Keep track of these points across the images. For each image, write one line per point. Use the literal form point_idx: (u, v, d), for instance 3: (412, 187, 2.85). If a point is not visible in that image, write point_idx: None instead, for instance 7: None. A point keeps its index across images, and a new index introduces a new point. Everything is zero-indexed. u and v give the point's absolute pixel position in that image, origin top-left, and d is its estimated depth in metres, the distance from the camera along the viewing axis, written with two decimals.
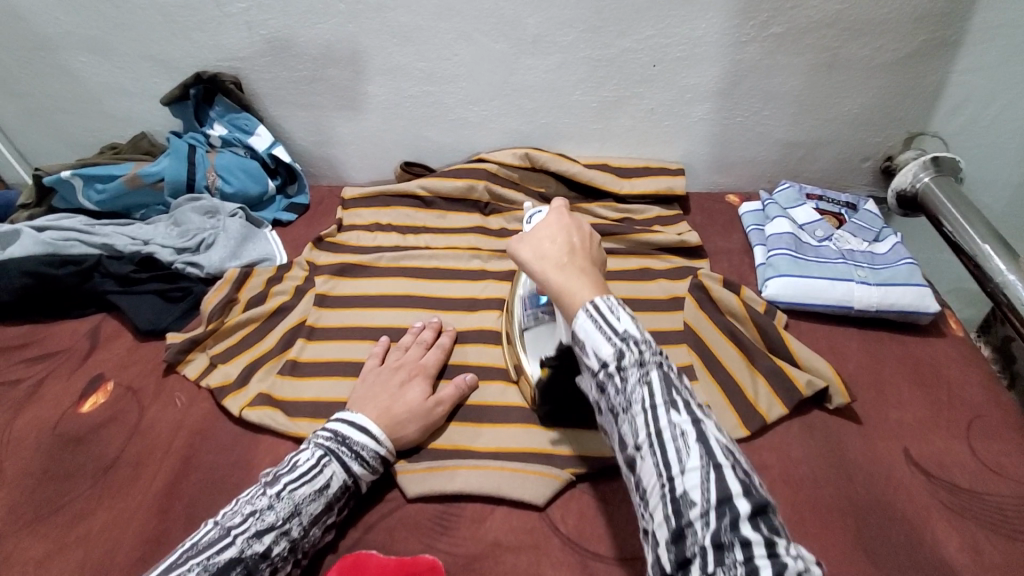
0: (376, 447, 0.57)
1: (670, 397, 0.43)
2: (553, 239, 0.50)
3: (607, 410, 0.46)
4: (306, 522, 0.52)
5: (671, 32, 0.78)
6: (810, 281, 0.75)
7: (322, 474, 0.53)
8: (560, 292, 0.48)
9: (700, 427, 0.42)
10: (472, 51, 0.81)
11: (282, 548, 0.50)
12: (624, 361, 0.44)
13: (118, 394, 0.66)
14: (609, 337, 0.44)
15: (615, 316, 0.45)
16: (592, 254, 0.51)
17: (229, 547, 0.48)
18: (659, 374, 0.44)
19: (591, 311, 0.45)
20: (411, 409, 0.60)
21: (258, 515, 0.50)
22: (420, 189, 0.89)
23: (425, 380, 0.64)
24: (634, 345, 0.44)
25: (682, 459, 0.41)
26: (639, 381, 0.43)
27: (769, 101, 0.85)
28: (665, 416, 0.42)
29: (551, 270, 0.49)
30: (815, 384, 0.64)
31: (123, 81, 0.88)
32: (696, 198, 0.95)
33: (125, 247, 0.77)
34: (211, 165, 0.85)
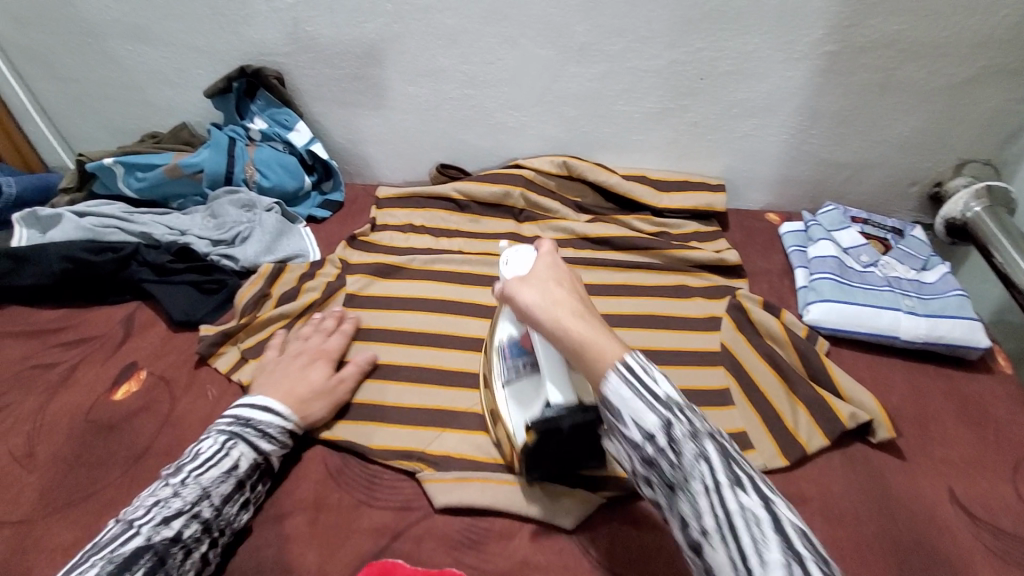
0: (282, 422, 0.57)
1: (733, 474, 0.41)
2: (551, 286, 0.51)
3: (658, 486, 0.44)
4: (216, 502, 0.52)
5: (721, 46, 0.77)
6: (855, 308, 0.72)
7: (228, 456, 0.54)
8: (578, 338, 0.47)
9: (772, 510, 0.40)
10: (517, 56, 0.80)
11: (193, 530, 0.50)
12: (677, 434, 0.42)
13: (150, 382, 0.66)
14: (651, 406, 0.43)
15: (652, 377, 0.44)
16: (581, 292, 0.52)
17: (134, 537, 0.48)
18: (716, 446, 0.42)
19: (621, 371, 0.44)
20: (313, 388, 0.61)
21: (162, 503, 0.50)
22: (455, 192, 0.88)
23: (329, 362, 0.64)
24: (677, 411, 0.43)
25: (758, 546, 0.38)
26: (694, 454, 0.41)
27: (816, 120, 0.83)
28: (732, 496, 0.40)
29: (562, 317, 0.49)
30: (858, 417, 0.62)
31: (168, 71, 0.88)
32: (735, 214, 0.93)
33: (163, 236, 0.77)
34: (250, 158, 0.85)
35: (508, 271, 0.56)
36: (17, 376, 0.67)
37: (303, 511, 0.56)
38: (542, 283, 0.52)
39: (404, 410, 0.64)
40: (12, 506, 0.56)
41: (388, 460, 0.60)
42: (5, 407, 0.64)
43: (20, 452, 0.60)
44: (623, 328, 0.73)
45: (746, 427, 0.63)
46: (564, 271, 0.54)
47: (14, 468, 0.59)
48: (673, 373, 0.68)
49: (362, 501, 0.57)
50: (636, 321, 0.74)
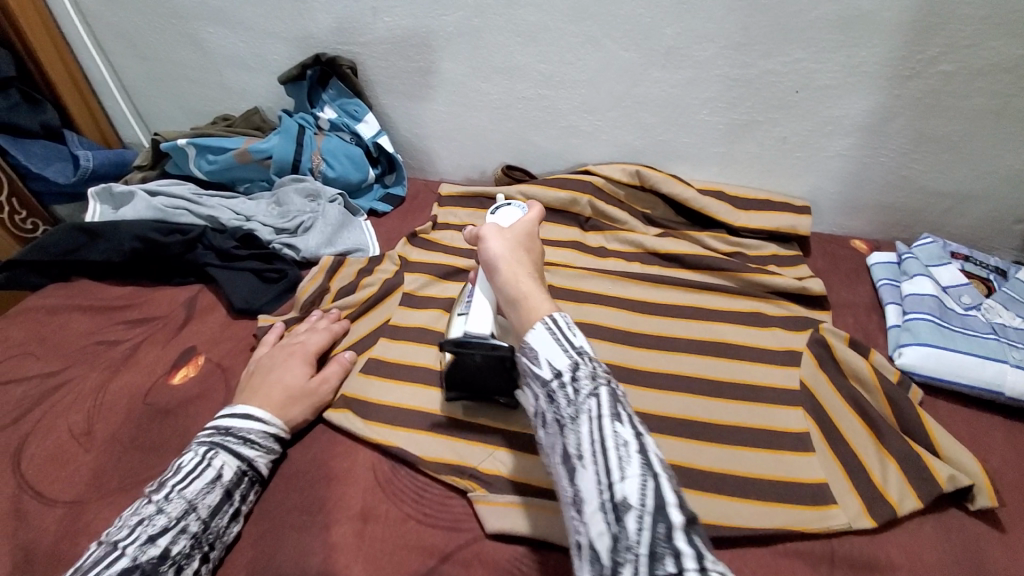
0: (264, 428, 0.56)
1: (617, 410, 0.42)
2: (519, 246, 0.54)
3: (553, 422, 0.45)
4: (204, 515, 0.50)
5: (824, 58, 0.70)
6: (952, 355, 0.65)
7: (210, 467, 0.52)
8: (522, 292, 0.50)
9: (643, 440, 0.41)
10: (597, 58, 0.76)
11: (183, 545, 0.48)
12: (576, 370, 0.44)
13: (208, 369, 0.66)
14: (564, 349, 0.45)
15: (570, 331, 0.46)
16: (537, 254, 0.55)
17: (119, 558, 0.46)
18: (609, 388, 0.43)
19: (548, 323, 0.46)
20: (288, 391, 0.60)
21: (147, 521, 0.48)
22: (520, 195, 0.84)
23: (305, 361, 0.63)
24: (588, 359, 0.44)
25: (621, 466, 0.39)
26: (587, 391, 0.43)
27: (923, 144, 0.75)
28: (610, 425, 0.41)
29: (516, 273, 0.51)
30: (959, 480, 0.56)
31: (245, 55, 0.88)
32: (816, 238, 0.87)
33: (229, 222, 0.78)
34: (318, 147, 0.84)
35: (492, 221, 0.60)
36: (83, 351, 0.68)
37: (350, 519, 0.54)
38: (511, 241, 0.54)
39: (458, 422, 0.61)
40: (69, 485, 0.56)
41: (438, 474, 0.57)
42: (68, 382, 0.65)
43: (79, 430, 0.60)
44: (691, 354, 0.68)
45: (827, 478, 0.57)
46: (535, 240, 0.56)
47: (72, 446, 0.59)
48: (745, 410, 0.63)
49: (411, 515, 0.55)
50: (706, 348, 0.69)
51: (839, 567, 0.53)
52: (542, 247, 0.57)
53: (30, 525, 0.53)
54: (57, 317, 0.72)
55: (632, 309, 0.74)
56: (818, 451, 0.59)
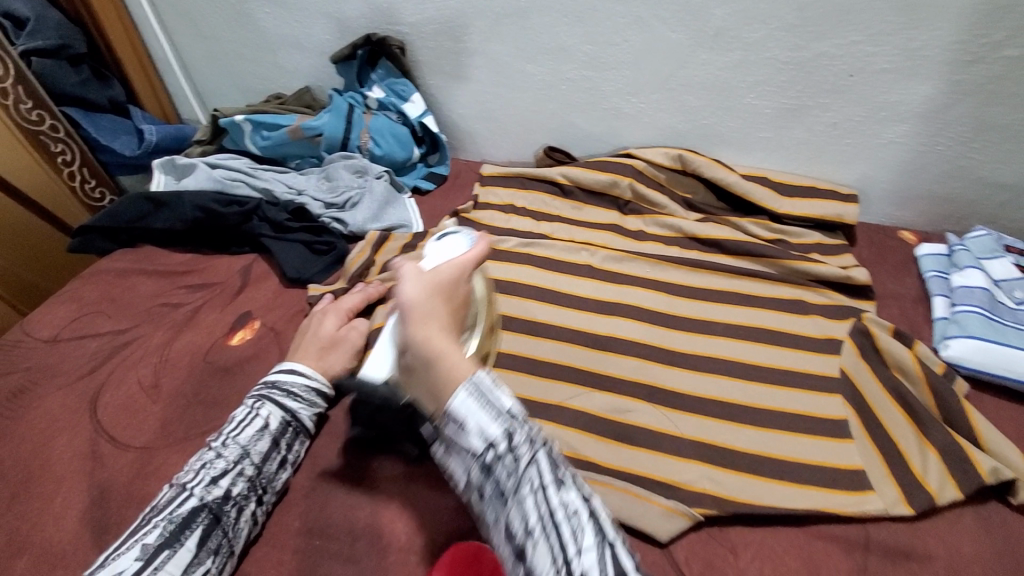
0: (307, 382, 0.60)
1: (560, 476, 0.40)
2: (437, 294, 0.47)
3: (489, 491, 0.40)
4: (257, 460, 0.54)
5: (882, 40, 0.69)
6: (1004, 349, 0.64)
7: (258, 416, 0.56)
8: (435, 350, 0.43)
9: (588, 503, 0.40)
10: (645, 39, 0.76)
11: (242, 487, 0.52)
12: (512, 438, 0.40)
13: (262, 332, 0.70)
14: (495, 414, 0.40)
15: (496, 395, 0.41)
16: (464, 307, 0.50)
17: (188, 499, 0.50)
18: (547, 452, 0.41)
19: (472, 387, 0.41)
20: (319, 338, 0.63)
21: (208, 465, 0.52)
22: (562, 176, 0.86)
23: (339, 311, 0.66)
24: (520, 421, 0.41)
25: (577, 539, 0.38)
26: (528, 457, 0.39)
27: (983, 133, 0.73)
28: (556, 495, 0.39)
29: (431, 325, 0.45)
30: (1000, 473, 0.55)
31: (299, 35, 0.91)
32: (863, 228, 0.85)
33: (282, 195, 0.81)
34: (366, 126, 0.86)
35: (430, 252, 0.57)
36: (150, 312, 0.73)
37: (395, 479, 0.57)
38: (431, 281, 0.47)
39: None
40: (139, 431, 0.61)
41: None
42: (135, 339, 0.70)
43: (147, 383, 0.65)
44: (729, 338, 0.69)
45: (865, 466, 0.57)
46: (461, 283, 0.49)
47: (142, 397, 0.63)
48: (782, 394, 0.63)
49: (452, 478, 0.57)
50: (744, 333, 0.69)
51: (875, 552, 0.53)
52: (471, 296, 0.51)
53: (105, 466, 0.58)
54: (125, 280, 0.77)
55: (671, 292, 0.74)
56: (856, 438, 0.59)
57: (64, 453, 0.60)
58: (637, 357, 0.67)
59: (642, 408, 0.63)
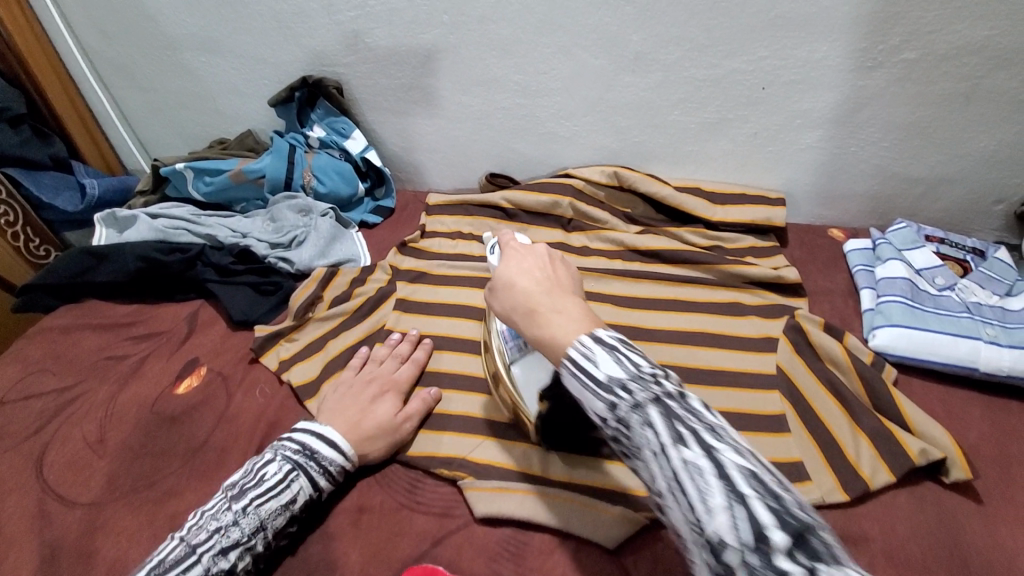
0: (342, 462, 0.57)
1: (676, 430, 0.35)
2: (530, 274, 0.47)
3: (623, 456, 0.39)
4: (270, 535, 0.53)
5: (786, 54, 0.73)
6: (926, 335, 0.67)
7: (289, 489, 0.54)
8: (532, 295, 0.44)
9: (716, 457, 0.33)
10: (570, 66, 0.79)
11: (246, 563, 0.51)
12: (618, 411, 0.37)
13: (210, 378, 0.70)
14: (597, 390, 0.38)
15: (592, 362, 0.38)
16: (563, 279, 0.47)
17: (194, 565, 0.48)
18: (660, 406, 0.36)
19: (569, 366, 0.39)
20: (378, 422, 0.61)
21: (224, 531, 0.51)
22: (505, 201, 0.88)
23: (397, 394, 0.64)
24: (625, 387, 0.37)
25: (704, 501, 0.32)
26: (639, 422, 0.36)
27: (891, 132, 0.77)
28: (673, 454, 0.34)
29: (524, 272, 0.46)
30: (930, 454, 0.58)
31: (238, 81, 0.93)
32: (794, 229, 0.89)
33: (226, 238, 0.82)
34: (308, 165, 0.88)
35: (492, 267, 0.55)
36: (94, 366, 0.72)
37: (349, 511, 0.59)
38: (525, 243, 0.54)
39: (444, 418, 0.65)
40: (85, 488, 0.60)
41: (432, 467, 0.61)
42: (81, 395, 0.69)
43: (93, 439, 0.64)
44: (672, 345, 0.71)
45: (802, 457, 0.60)
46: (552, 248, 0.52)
47: (88, 453, 0.63)
48: (722, 395, 0.65)
49: (405, 505, 0.59)
50: (685, 338, 0.72)
51: None
52: (569, 271, 0.49)
53: (50, 526, 0.57)
54: (70, 335, 0.76)
55: (618, 303, 0.77)
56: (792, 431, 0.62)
57: (9, 515, 0.58)
58: None
59: None
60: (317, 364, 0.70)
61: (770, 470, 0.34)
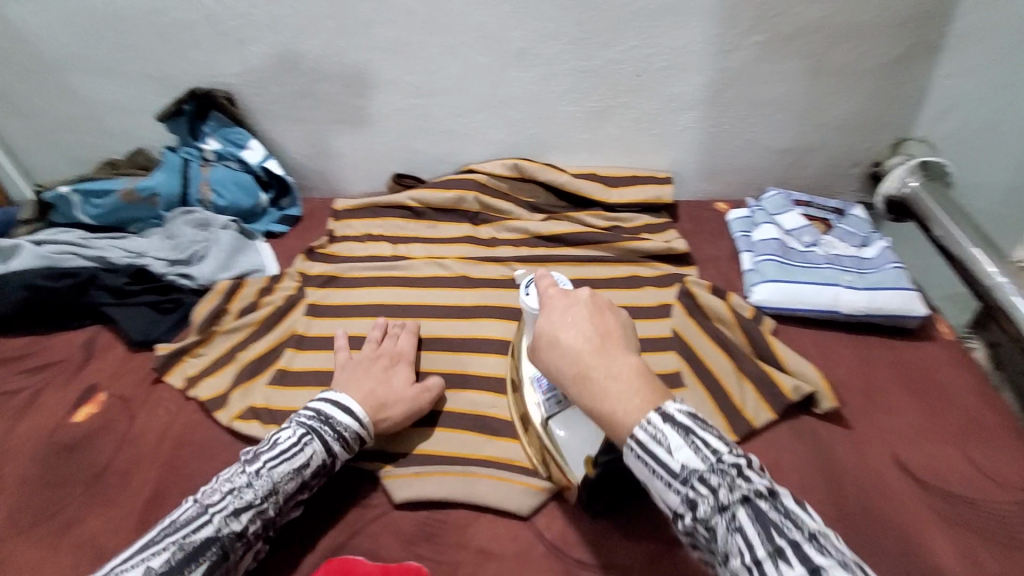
0: (357, 429, 0.57)
1: (773, 544, 0.38)
2: (579, 326, 0.48)
3: (704, 554, 0.42)
4: (282, 501, 0.53)
5: (654, 43, 0.79)
6: (795, 287, 0.75)
7: (302, 453, 0.54)
8: (582, 358, 0.46)
9: (817, 573, 0.36)
10: (459, 64, 0.82)
11: (257, 527, 0.51)
12: (700, 510, 0.40)
13: (110, 403, 0.68)
14: (670, 484, 0.41)
15: (668, 451, 0.41)
16: (609, 324, 0.49)
17: (206, 526, 0.49)
18: (750, 514, 0.39)
19: (635, 446, 0.43)
20: (397, 394, 0.62)
21: (237, 493, 0.51)
22: (411, 200, 0.89)
23: (407, 365, 0.67)
24: (710, 483, 0.40)
25: None
26: (727, 528, 0.39)
27: (756, 109, 0.86)
28: (771, 567, 0.37)
29: (569, 328, 0.49)
30: (801, 389, 0.64)
31: (123, 100, 0.90)
32: (685, 206, 0.96)
33: (119, 260, 0.79)
34: (204, 178, 0.87)
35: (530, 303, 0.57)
36: None
37: None
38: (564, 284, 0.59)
39: None
40: None
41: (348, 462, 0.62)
42: None
43: None
44: None
45: (695, 407, 0.65)
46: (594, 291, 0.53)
47: None
48: None
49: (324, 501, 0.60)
50: None
51: None
52: (616, 314, 0.50)
53: None
54: None
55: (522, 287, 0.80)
56: (687, 387, 0.67)
57: None
58: (498, 354, 0.71)
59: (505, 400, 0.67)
60: (225, 377, 0.69)
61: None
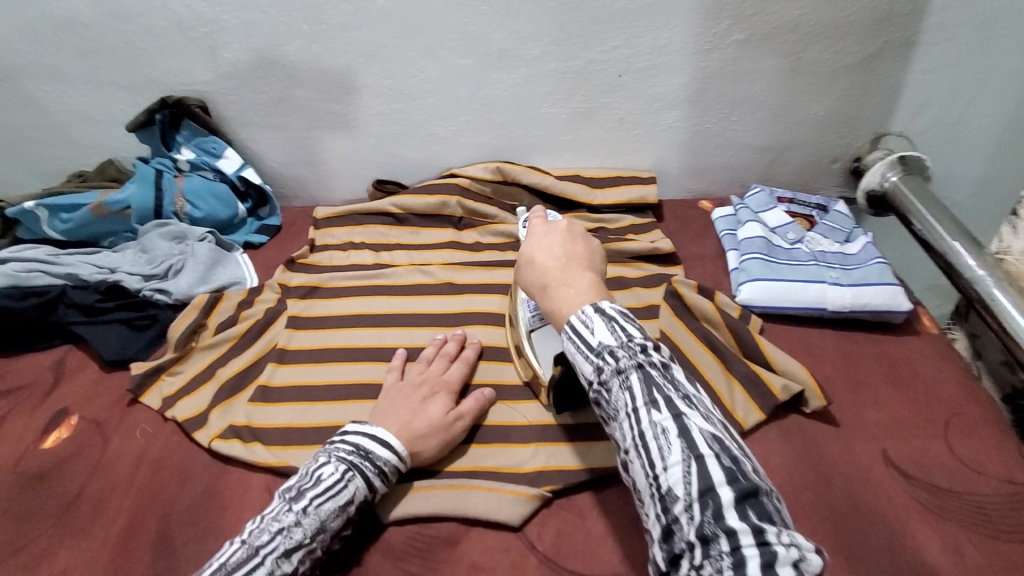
0: (397, 462, 0.56)
1: (651, 396, 0.43)
2: (553, 247, 0.53)
3: (601, 414, 0.47)
4: (328, 538, 0.52)
5: (635, 43, 0.79)
6: (782, 284, 0.75)
7: (346, 490, 0.53)
8: (548, 273, 0.51)
9: (683, 423, 0.42)
10: (438, 67, 0.81)
11: (305, 565, 0.51)
12: (603, 374, 0.45)
13: (82, 427, 0.66)
14: (586, 351, 0.46)
15: (588, 328, 0.46)
16: (580, 250, 0.53)
17: (258, 569, 0.48)
18: (640, 376, 0.44)
19: (568, 328, 0.47)
20: (431, 423, 0.60)
21: (286, 532, 0.50)
22: (393, 206, 0.87)
23: (449, 394, 0.63)
24: (615, 352, 0.45)
25: (663, 456, 0.41)
26: (620, 388, 0.44)
27: (738, 107, 0.85)
28: (646, 415, 0.42)
29: (544, 250, 0.53)
30: (791, 388, 0.65)
31: (92, 110, 0.87)
32: (669, 205, 0.95)
33: (91, 276, 0.76)
34: (180, 189, 0.84)
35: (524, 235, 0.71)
36: None
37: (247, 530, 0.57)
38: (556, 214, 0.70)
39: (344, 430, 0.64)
40: None
41: None
42: None
43: None
44: None
45: None
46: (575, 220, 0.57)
47: None
48: None
49: None
50: None
51: None
52: (589, 242, 0.54)
53: None
54: None
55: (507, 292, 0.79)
56: None
57: None
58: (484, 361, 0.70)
59: (494, 408, 0.66)
60: (204, 395, 0.67)
61: (729, 436, 0.42)
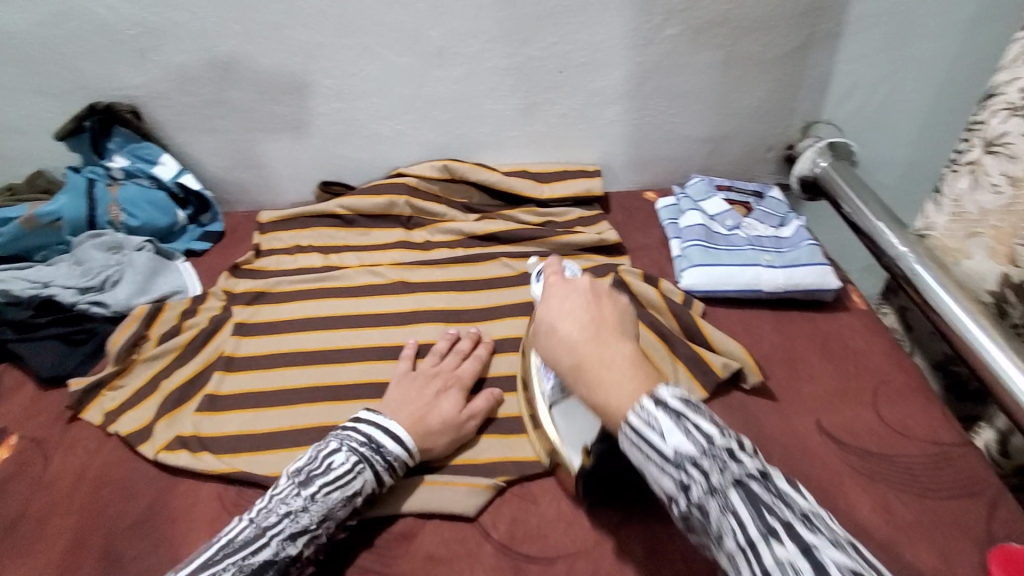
0: (407, 455, 0.57)
1: (766, 525, 0.37)
2: (575, 314, 0.48)
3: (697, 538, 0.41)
4: (334, 525, 0.52)
5: (572, 38, 0.81)
6: (720, 269, 0.78)
7: (355, 480, 0.53)
8: (579, 345, 0.46)
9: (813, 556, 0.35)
10: (379, 66, 0.81)
11: (310, 551, 0.51)
12: (692, 493, 0.39)
13: (22, 447, 0.64)
14: (660, 461, 0.40)
15: (659, 435, 0.40)
16: (608, 313, 0.48)
17: (264, 549, 0.49)
18: (741, 493, 0.38)
19: (630, 432, 0.42)
20: (445, 420, 0.61)
21: (293, 516, 0.50)
22: (340, 208, 0.87)
23: (462, 390, 0.64)
24: (704, 461, 0.39)
25: None
26: (719, 509, 0.38)
27: (675, 100, 0.88)
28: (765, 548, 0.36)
29: (565, 316, 0.48)
30: (730, 366, 0.68)
31: (14, 118, 0.83)
32: (616, 197, 0.98)
33: (24, 291, 0.72)
34: (113, 199, 0.81)
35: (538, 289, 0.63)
36: None
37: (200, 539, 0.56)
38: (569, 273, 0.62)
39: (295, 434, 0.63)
40: None
41: None
42: None
43: None
44: (514, 318, 0.76)
45: None
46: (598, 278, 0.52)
47: None
48: None
49: None
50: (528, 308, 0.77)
51: None
52: (617, 304, 0.49)
53: None
54: None
55: (458, 288, 0.80)
56: None
57: None
58: None
59: None
60: (149, 407, 0.66)
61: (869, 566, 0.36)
